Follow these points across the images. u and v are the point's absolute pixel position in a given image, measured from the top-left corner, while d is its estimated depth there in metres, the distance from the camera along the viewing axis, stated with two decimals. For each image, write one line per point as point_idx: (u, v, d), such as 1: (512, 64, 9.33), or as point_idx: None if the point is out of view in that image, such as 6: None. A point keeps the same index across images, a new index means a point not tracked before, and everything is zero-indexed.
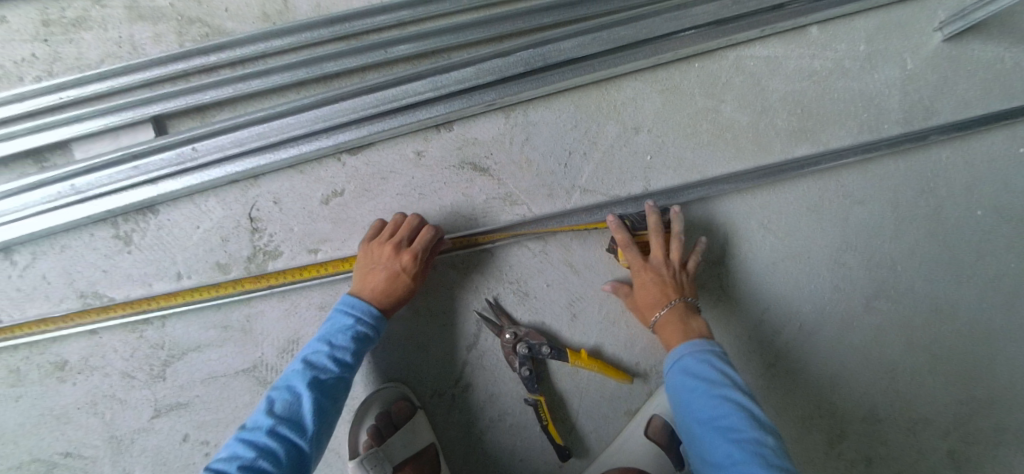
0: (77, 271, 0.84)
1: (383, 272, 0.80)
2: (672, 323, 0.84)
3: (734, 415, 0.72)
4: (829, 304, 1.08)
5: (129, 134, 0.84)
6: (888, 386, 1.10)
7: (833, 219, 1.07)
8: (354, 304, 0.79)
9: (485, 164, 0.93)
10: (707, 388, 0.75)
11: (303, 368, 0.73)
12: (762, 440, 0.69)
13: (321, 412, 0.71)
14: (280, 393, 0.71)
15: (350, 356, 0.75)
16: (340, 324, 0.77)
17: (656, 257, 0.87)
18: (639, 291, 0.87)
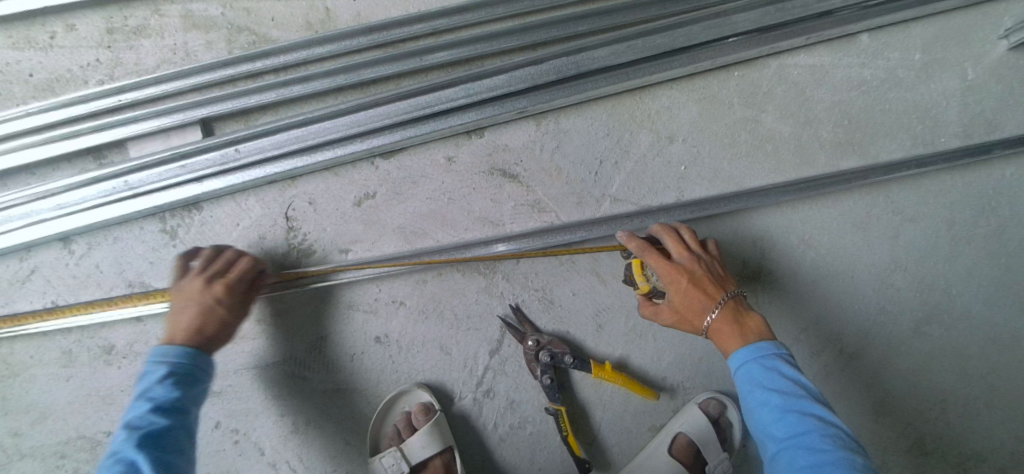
0: (128, 261, 0.88)
1: (191, 311, 0.74)
2: (727, 325, 0.76)
3: (816, 432, 0.64)
4: (874, 327, 1.02)
5: (179, 135, 0.88)
6: (937, 417, 1.03)
7: (881, 237, 1.01)
8: (166, 351, 0.71)
9: (515, 170, 0.93)
10: (782, 402, 0.66)
11: (127, 433, 0.64)
12: (850, 461, 0.61)
13: (165, 463, 0.62)
14: (110, 464, 0.61)
15: (175, 402, 0.67)
16: (151, 380, 0.69)
17: (681, 256, 0.81)
18: (679, 297, 0.78)
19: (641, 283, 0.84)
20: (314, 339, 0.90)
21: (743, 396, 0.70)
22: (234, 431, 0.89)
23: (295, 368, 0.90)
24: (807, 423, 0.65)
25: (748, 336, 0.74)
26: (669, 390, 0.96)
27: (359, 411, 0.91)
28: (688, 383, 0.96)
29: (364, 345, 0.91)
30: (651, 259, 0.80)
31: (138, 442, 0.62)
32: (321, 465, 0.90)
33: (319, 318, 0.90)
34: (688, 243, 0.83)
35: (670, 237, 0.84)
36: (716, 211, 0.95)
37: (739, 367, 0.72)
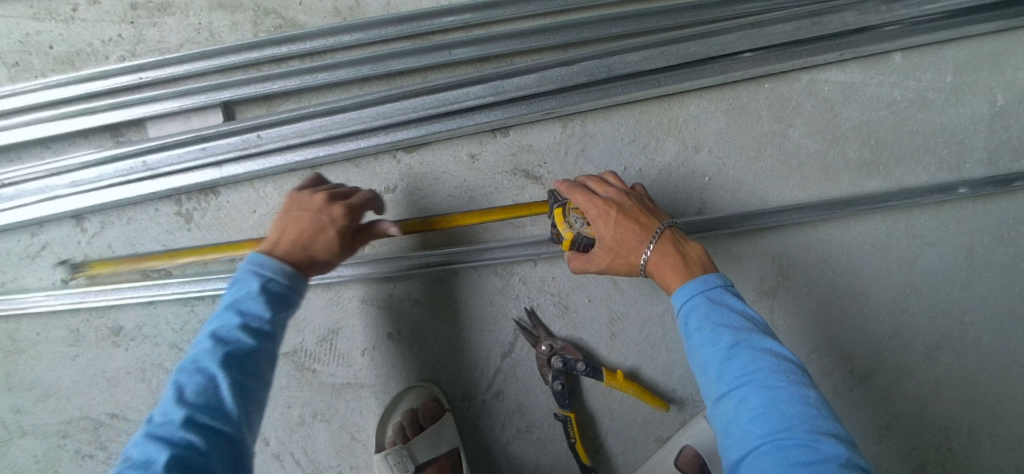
0: (141, 242, 0.89)
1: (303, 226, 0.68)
2: (666, 257, 0.68)
3: (770, 369, 0.56)
4: (886, 350, 1.01)
5: (200, 118, 0.87)
6: (941, 442, 1.03)
7: (900, 260, 1.00)
8: (263, 262, 0.64)
9: (538, 172, 0.92)
10: (730, 339, 0.59)
11: (211, 344, 0.58)
12: (804, 397, 0.54)
13: (243, 391, 0.57)
14: (191, 375, 0.56)
15: (268, 323, 0.61)
16: (247, 289, 0.61)
17: (606, 191, 0.75)
18: (611, 232, 0.71)
19: (565, 231, 0.75)
20: (327, 332, 0.89)
21: (687, 336, 0.62)
22: None
23: (305, 359, 0.90)
24: (761, 360, 0.57)
25: (689, 266, 0.66)
26: (678, 402, 0.96)
27: (367, 405, 0.91)
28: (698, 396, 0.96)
29: (376, 340, 0.90)
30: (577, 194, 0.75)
31: (218, 358, 0.57)
32: (328, 456, 0.91)
33: (333, 311, 0.89)
34: (611, 182, 0.79)
35: (592, 180, 0.78)
36: (735, 228, 0.95)
37: (683, 305, 0.64)
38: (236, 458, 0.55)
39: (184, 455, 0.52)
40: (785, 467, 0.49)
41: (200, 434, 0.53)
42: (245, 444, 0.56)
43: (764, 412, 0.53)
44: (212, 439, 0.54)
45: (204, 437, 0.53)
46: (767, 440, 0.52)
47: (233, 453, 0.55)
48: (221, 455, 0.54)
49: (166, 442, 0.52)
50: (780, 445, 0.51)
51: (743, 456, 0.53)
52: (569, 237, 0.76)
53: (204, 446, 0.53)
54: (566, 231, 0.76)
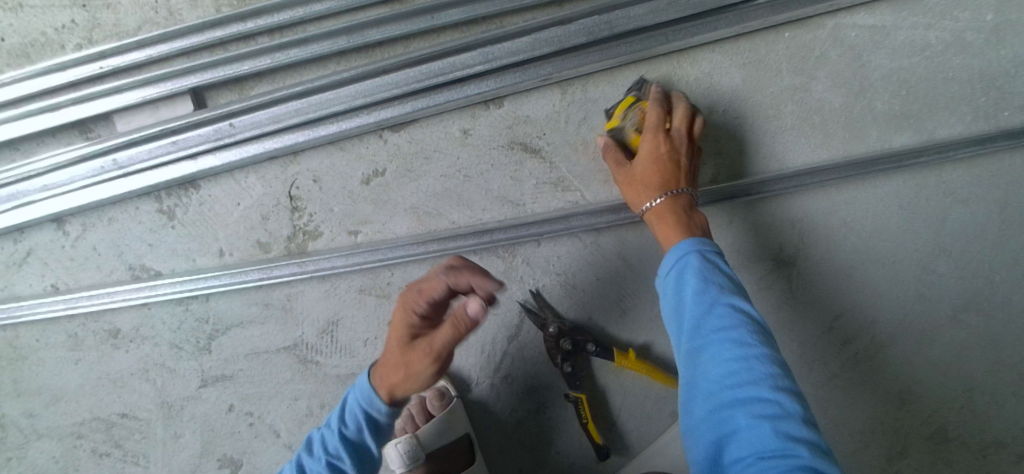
0: (126, 244, 0.86)
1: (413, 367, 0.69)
2: (670, 213, 0.71)
3: (744, 328, 0.59)
4: (910, 314, 0.95)
5: (168, 107, 0.82)
6: (964, 404, 0.97)
7: (928, 219, 0.93)
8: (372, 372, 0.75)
9: (537, 144, 0.84)
10: (711, 296, 0.62)
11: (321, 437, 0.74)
12: (771, 357, 0.56)
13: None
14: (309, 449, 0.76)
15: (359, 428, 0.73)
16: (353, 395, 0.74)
17: (676, 125, 0.74)
18: (645, 164, 0.73)
19: (617, 115, 0.78)
20: (326, 324, 0.86)
21: (671, 292, 0.66)
22: (249, 413, 0.88)
23: (307, 352, 0.87)
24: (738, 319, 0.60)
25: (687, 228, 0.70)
26: None
27: None
28: None
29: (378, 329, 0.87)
30: (658, 106, 0.74)
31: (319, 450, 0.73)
32: None
33: (330, 303, 0.86)
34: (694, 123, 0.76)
35: (681, 106, 0.76)
36: (762, 194, 0.90)
37: (673, 262, 0.67)
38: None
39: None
40: (746, 420, 0.52)
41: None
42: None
43: (731, 368, 0.57)
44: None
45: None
46: (729, 393, 0.55)
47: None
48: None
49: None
50: (738, 400, 0.54)
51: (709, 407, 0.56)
52: (614, 122, 0.79)
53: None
54: (616, 116, 0.79)
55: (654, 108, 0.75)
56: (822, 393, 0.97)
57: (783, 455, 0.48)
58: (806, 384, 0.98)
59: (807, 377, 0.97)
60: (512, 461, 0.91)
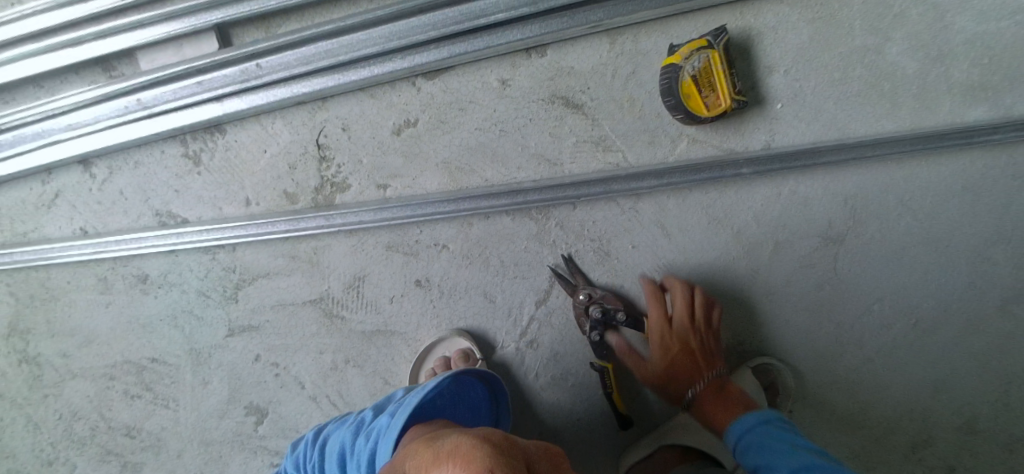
0: (152, 188, 0.84)
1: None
2: (710, 396, 0.80)
3: None
4: (959, 300, 0.90)
5: (193, 45, 0.78)
6: (999, 396, 0.92)
7: (994, 201, 0.86)
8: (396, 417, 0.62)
9: (579, 100, 0.78)
10: (785, 464, 0.64)
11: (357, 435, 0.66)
12: None
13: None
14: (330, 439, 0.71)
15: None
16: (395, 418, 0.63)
17: (673, 338, 0.83)
18: (659, 368, 0.84)
19: (684, 52, 0.72)
20: (352, 279, 0.84)
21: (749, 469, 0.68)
22: (275, 364, 0.88)
23: (332, 306, 0.86)
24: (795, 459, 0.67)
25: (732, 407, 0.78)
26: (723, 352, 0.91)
27: (399, 352, 0.87)
28: (745, 345, 0.91)
29: (404, 287, 0.85)
30: (728, 65, 0.71)
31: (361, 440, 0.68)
32: None
33: (357, 258, 0.84)
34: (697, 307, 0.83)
35: (681, 297, 0.82)
36: (816, 162, 0.82)
37: (739, 442, 0.73)
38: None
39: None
40: None
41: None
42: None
43: None
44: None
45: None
46: None
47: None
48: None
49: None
50: None
51: None
52: (676, 58, 0.72)
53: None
54: (681, 53, 0.72)
55: (721, 66, 0.72)
56: (855, 375, 0.93)
57: None
58: (839, 366, 0.93)
59: (842, 360, 0.93)
60: (532, 425, 0.91)
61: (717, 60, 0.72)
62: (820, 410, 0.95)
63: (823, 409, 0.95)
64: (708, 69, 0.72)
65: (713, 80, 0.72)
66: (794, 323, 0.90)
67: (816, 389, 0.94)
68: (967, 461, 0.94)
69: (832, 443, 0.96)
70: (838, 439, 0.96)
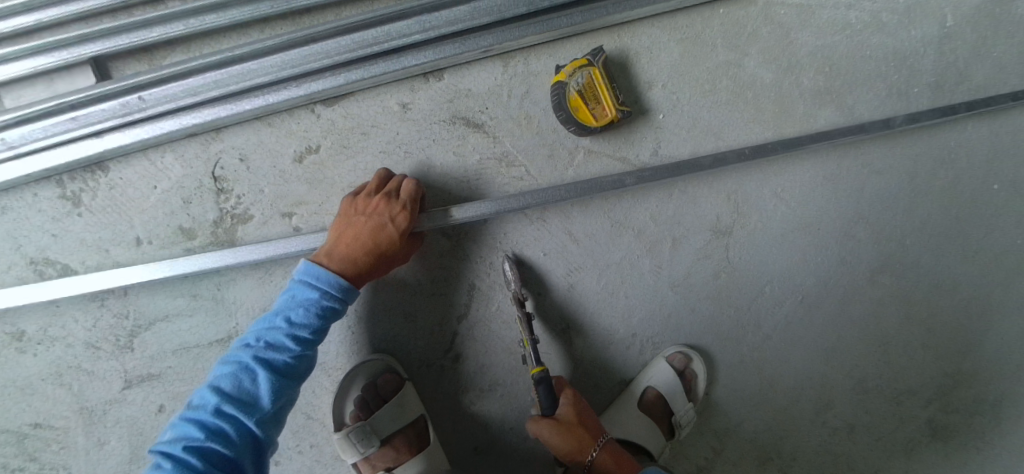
0: (24, 235, 0.77)
1: (371, 232, 0.69)
2: (609, 455, 0.79)
3: None
4: (833, 277, 1.02)
5: (66, 79, 0.74)
6: (879, 357, 1.05)
7: (848, 189, 1.00)
8: (320, 275, 0.65)
9: (480, 119, 0.82)
10: None
11: (261, 346, 0.62)
12: None
13: (280, 390, 0.60)
14: (226, 372, 0.60)
15: (313, 333, 0.64)
16: (301, 298, 0.65)
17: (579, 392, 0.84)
18: (576, 421, 0.79)
19: (568, 70, 0.78)
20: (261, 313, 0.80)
21: None
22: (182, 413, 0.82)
23: None
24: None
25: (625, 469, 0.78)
26: (638, 346, 0.97)
27: (320, 383, 0.86)
28: (658, 338, 0.97)
29: None
30: (609, 80, 0.77)
31: (262, 358, 0.61)
32: (285, 438, 0.87)
33: (264, 291, 0.80)
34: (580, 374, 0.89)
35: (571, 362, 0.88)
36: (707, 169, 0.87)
37: None
38: (261, 456, 0.58)
39: (218, 447, 0.55)
40: None
41: (229, 422, 0.56)
42: (269, 439, 0.59)
43: None
44: (241, 430, 0.57)
45: (237, 431, 0.56)
46: None
47: (263, 451, 0.58)
48: (248, 458, 0.57)
49: (207, 432, 0.55)
50: None
51: None
52: (561, 77, 0.79)
53: (232, 451, 0.56)
54: (565, 72, 0.78)
55: (603, 81, 0.78)
56: (758, 354, 1.02)
57: None
58: (743, 347, 1.02)
59: (744, 341, 1.01)
60: (466, 440, 0.91)
61: (599, 75, 0.78)
62: (732, 389, 1.03)
63: (733, 387, 1.03)
64: (591, 84, 0.78)
65: (597, 94, 0.78)
66: (698, 313, 0.98)
67: (725, 370, 1.02)
68: (862, 418, 1.06)
69: (748, 419, 1.04)
70: (752, 414, 1.04)
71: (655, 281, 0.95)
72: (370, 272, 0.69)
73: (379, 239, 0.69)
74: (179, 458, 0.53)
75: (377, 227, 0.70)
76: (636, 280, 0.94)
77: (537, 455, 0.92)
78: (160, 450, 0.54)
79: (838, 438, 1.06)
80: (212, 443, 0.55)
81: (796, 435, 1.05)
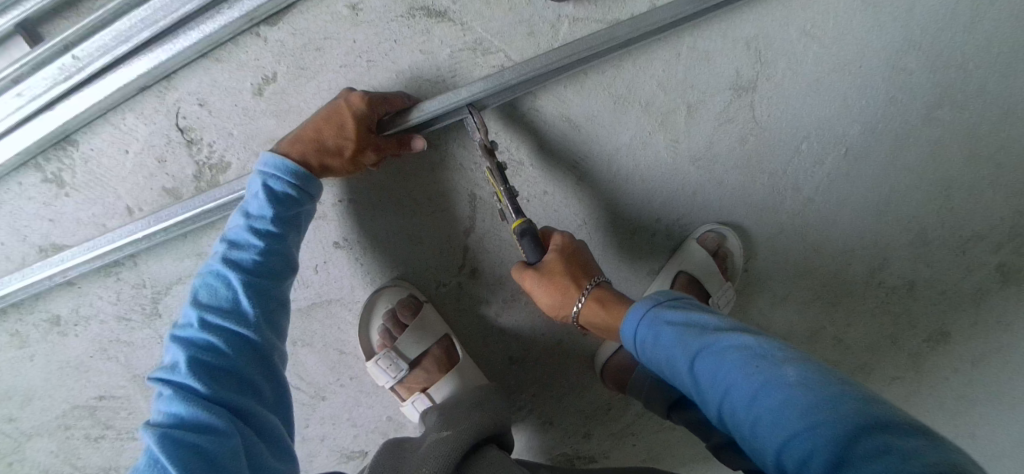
0: (25, 225, 0.76)
1: (325, 113, 0.66)
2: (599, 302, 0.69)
3: (700, 339, 0.51)
4: (883, 121, 0.89)
5: (2, 55, 0.69)
6: (942, 204, 0.94)
7: (895, 8, 0.83)
8: (271, 158, 0.63)
9: (441, 5, 0.71)
10: (691, 337, 0.52)
11: (226, 248, 0.59)
12: (730, 343, 0.49)
13: (257, 290, 0.58)
14: (204, 283, 0.58)
15: (272, 223, 0.60)
16: (253, 189, 0.62)
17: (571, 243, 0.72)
18: (559, 271, 0.69)
19: None
20: None
21: (651, 350, 0.57)
22: None
23: None
24: (764, 350, 0.47)
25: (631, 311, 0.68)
26: (664, 231, 0.91)
27: (343, 320, 0.86)
28: (685, 219, 0.91)
29: (325, 254, 0.82)
30: None
31: (230, 260, 0.58)
32: (325, 376, 0.89)
33: None
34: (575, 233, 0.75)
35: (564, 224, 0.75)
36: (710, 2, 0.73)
37: (636, 332, 0.58)
38: (264, 359, 0.57)
39: (212, 359, 0.53)
40: (737, 391, 0.46)
41: (217, 333, 0.54)
42: (266, 342, 0.57)
43: (693, 356, 0.51)
44: (231, 340, 0.55)
45: (225, 339, 0.54)
46: (720, 382, 0.48)
47: (262, 352, 0.57)
48: (251, 362, 0.56)
49: (198, 348, 0.53)
50: (721, 381, 0.47)
51: (721, 400, 0.47)
52: None
53: (228, 361, 0.54)
54: None
55: None
56: (799, 220, 0.93)
57: (756, 392, 0.44)
58: (782, 215, 0.92)
59: (783, 207, 0.92)
60: (499, 350, 0.91)
61: None
62: (773, 261, 0.96)
63: (775, 259, 0.96)
64: None
65: None
66: (726, 185, 0.89)
67: (764, 242, 0.95)
68: (924, 273, 0.97)
69: (794, 290, 0.98)
70: (798, 284, 0.97)
71: (673, 158, 0.86)
72: (322, 153, 0.65)
73: (331, 118, 0.65)
74: (179, 383, 0.51)
75: (332, 111, 0.66)
76: (651, 160, 0.85)
77: (572, 353, 0.92)
78: (160, 378, 0.52)
79: (897, 297, 0.98)
80: (204, 354, 0.53)
81: (849, 300, 0.98)
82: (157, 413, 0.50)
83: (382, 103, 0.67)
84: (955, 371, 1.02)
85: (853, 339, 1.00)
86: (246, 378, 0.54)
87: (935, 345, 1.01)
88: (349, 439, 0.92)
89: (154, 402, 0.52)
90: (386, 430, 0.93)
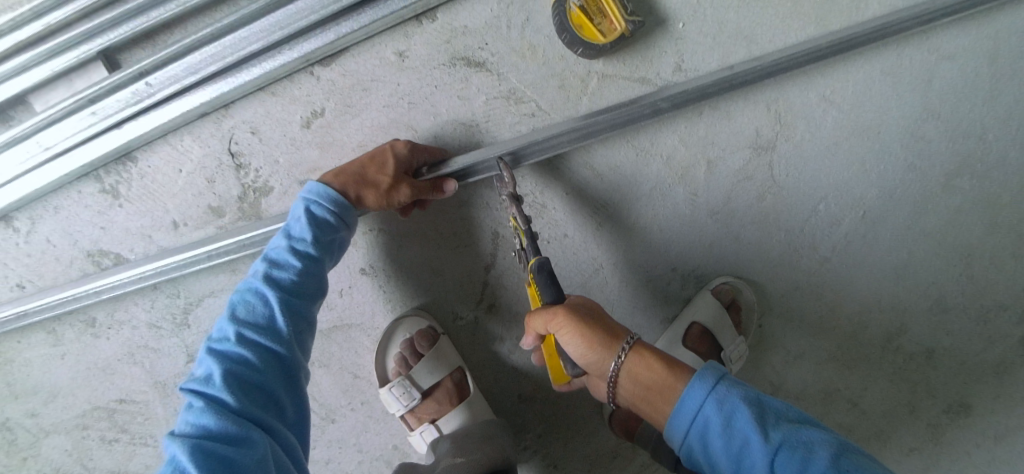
0: (77, 230, 0.82)
1: (369, 154, 0.72)
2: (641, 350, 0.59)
3: (778, 431, 0.49)
4: (901, 187, 0.90)
5: (82, 77, 0.77)
6: (962, 272, 0.94)
7: (913, 81, 0.86)
8: (314, 187, 0.68)
9: (480, 56, 0.77)
10: (770, 427, 0.49)
11: (266, 266, 0.63)
12: (814, 438, 0.48)
13: (292, 309, 0.61)
14: (242, 298, 0.61)
15: (312, 246, 0.64)
16: (296, 212, 0.66)
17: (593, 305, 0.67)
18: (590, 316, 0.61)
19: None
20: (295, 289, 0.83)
21: (714, 434, 0.51)
22: None
23: None
24: (846, 448, 0.47)
25: (666, 359, 0.58)
26: (679, 280, 0.93)
27: (361, 344, 0.88)
28: (701, 270, 0.92)
29: (351, 279, 0.86)
30: None
31: (270, 278, 0.62)
32: (337, 398, 0.91)
33: None
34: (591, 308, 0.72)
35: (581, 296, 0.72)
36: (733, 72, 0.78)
37: (695, 411, 0.52)
38: (290, 376, 0.60)
39: (245, 374, 0.56)
40: None
41: (251, 348, 0.57)
42: (293, 360, 0.60)
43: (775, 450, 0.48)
44: (263, 355, 0.58)
45: (258, 354, 0.57)
46: None
47: (289, 369, 0.60)
48: (279, 378, 0.58)
49: (232, 361, 0.56)
50: None
51: None
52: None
53: (259, 376, 0.56)
54: None
55: None
56: (816, 279, 0.94)
57: None
58: (798, 272, 0.94)
59: (799, 265, 0.93)
60: (509, 387, 0.92)
61: None
62: (788, 318, 0.96)
63: (789, 317, 0.96)
64: None
65: (601, 6, 0.72)
66: (743, 240, 0.91)
67: (779, 299, 0.95)
68: (943, 341, 0.96)
69: (809, 349, 0.97)
70: (813, 343, 0.97)
71: (692, 210, 0.89)
72: (361, 185, 0.69)
73: (374, 156, 0.71)
74: (211, 394, 0.54)
75: (376, 152, 0.72)
76: (670, 210, 0.88)
77: (581, 396, 0.93)
78: (192, 388, 0.54)
79: (915, 364, 0.97)
80: (237, 368, 0.55)
81: (866, 363, 0.97)
82: (184, 422, 0.52)
83: (422, 149, 0.74)
84: (977, 446, 0.99)
85: (868, 404, 0.99)
86: (274, 394, 0.57)
87: (955, 417, 0.98)
88: (353, 464, 0.93)
89: (183, 410, 0.53)
90: (390, 458, 0.93)
